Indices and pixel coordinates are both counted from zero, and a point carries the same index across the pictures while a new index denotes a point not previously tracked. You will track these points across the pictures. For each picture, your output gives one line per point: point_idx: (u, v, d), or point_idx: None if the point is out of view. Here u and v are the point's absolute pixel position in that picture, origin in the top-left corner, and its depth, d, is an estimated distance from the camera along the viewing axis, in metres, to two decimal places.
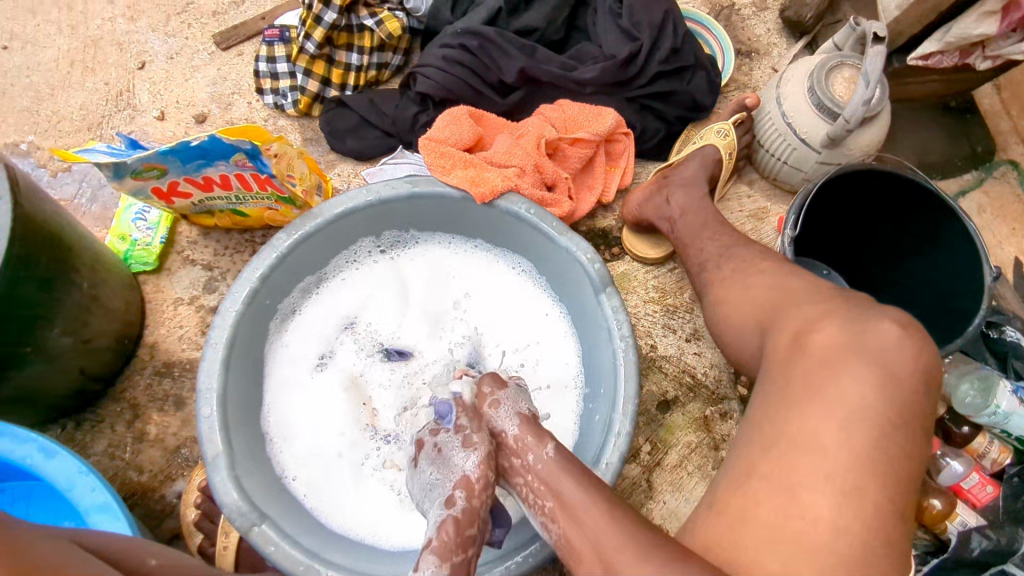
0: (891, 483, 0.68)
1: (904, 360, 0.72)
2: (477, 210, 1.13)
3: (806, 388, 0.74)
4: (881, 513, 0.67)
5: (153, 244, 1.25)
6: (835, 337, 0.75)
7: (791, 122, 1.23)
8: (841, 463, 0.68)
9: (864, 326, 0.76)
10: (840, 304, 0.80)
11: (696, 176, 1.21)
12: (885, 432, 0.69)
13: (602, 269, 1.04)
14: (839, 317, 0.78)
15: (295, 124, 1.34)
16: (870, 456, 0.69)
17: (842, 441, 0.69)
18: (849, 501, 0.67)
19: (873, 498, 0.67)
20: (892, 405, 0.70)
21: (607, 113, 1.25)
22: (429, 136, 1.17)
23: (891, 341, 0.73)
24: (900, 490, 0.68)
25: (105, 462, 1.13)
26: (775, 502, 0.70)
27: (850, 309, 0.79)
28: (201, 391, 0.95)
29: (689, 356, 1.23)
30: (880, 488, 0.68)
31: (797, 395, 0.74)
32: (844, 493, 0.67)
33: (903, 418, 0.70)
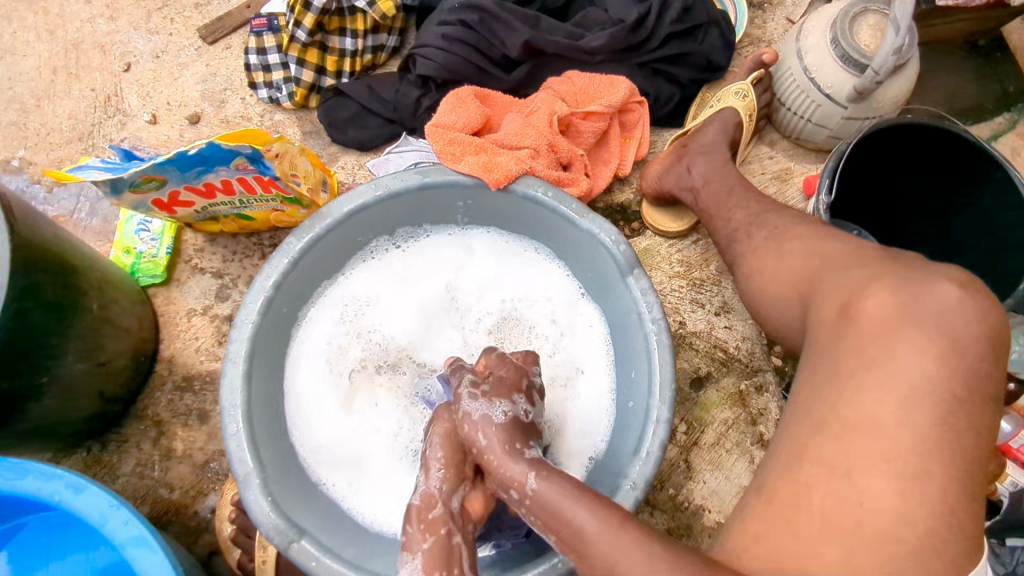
0: (955, 457, 0.61)
1: (969, 323, 0.64)
2: (492, 197, 1.08)
3: (856, 359, 0.67)
4: (948, 493, 0.61)
5: (159, 255, 1.21)
6: (885, 305, 0.68)
7: (813, 77, 1.16)
8: (903, 444, 0.62)
9: (915, 289, 0.68)
10: (885, 264, 0.74)
11: (716, 139, 1.14)
12: (953, 406, 0.62)
13: (628, 251, 1.00)
14: (892, 277, 0.71)
15: (293, 118, 1.29)
16: (943, 437, 0.61)
17: (901, 420, 0.62)
18: (913, 484, 0.61)
19: (938, 480, 0.61)
20: (956, 375, 0.63)
21: (619, 82, 1.19)
22: (436, 122, 1.12)
23: (949, 303, 0.65)
24: (968, 469, 0.62)
25: (135, 482, 1.12)
26: (828, 486, 0.63)
27: (894, 268, 0.72)
28: (225, 408, 0.92)
29: (720, 331, 1.19)
30: (947, 466, 0.61)
31: (843, 369, 0.67)
32: (907, 476, 0.61)
33: (974, 394, 0.63)
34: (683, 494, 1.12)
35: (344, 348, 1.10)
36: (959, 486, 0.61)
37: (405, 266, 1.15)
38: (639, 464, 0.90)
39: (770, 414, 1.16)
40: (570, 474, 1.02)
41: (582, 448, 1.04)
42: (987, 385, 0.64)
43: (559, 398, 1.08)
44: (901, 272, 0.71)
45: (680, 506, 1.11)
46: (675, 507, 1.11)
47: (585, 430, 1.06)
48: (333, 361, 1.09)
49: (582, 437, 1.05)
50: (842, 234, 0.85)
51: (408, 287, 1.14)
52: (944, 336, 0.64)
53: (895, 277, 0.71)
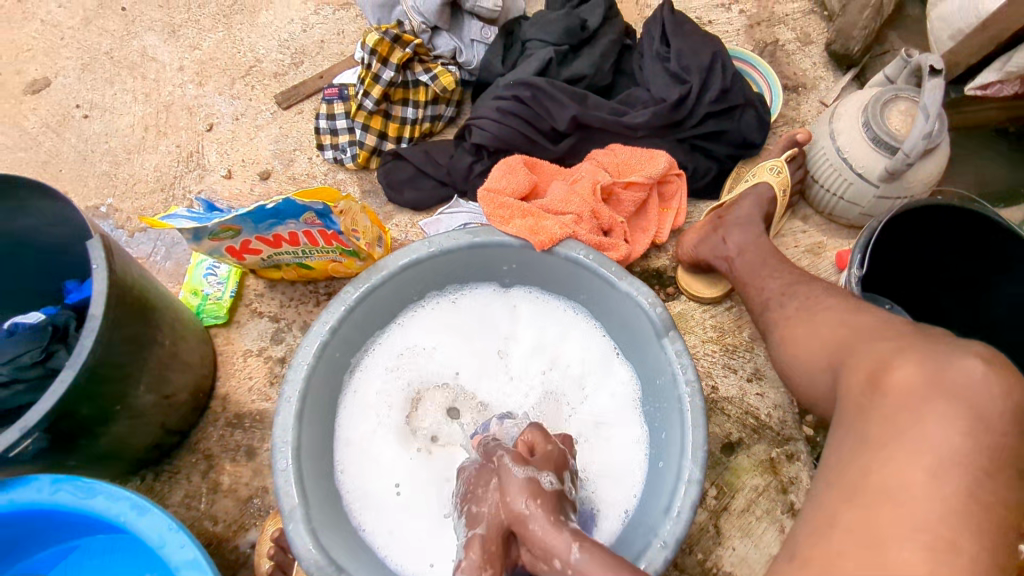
0: (984, 527, 0.62)
1: (993, 398, 0.66)
2: (536, 257, 1.15)
3: (887, 429, 0.69)
4: (979, 565, 0.61)
5: (223, 298, 1.30)
6: (912, 378, 0.71)
7: (846, 158, 1.22)
8: (927, 513, 0.63)
9: (942, 362, 0.71)
10: (917, 338, 0.77)
11: (751, 211, 1.20)
12: (988, 480, 0.63)
13: (664, 313, 1.05)
14: (926, 352, 0.74)
15: (354, 177, 1.40)
16: (975, 508, 0.62)
17: (933, 489, 0.63)
18: (943, 556, 0.61)
19: (968, 549, 0.61)
20: (982, 446, 0.64)
21: (659, 156, 1.27)
22: (488, 186, 1.20)
23: (975, 378, 0.68)
24: (995, 539, 0.62)
25: (182, 513, 1.17)
26: (859, 555, 0.64)
27: (929, 344, 0.75)
28: (276, 444, 0.98)
29: (752, 398, 1.22)
30: (983, 537, 0.62)
31: (876, 437, 0.70)
32: (935, 542, 0.62)
33: (1007, 467, 0.64)
34: (711, 560, 1.12)
35: (392, 395, 1.16)
36: (988, 556, 0.61)
37: (450, 318, 1.21)
38: (670, 523, 0.92)
39: (801, 483, 1.16)
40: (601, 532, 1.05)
41: (615, 508, 1.06)
42: (1014, 457, 0.65)
43: (589, 455, 1.12)
44: (933, 346, 0.74)
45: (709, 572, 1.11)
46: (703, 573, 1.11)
47: (616, 489, 1.08)
48: (378, 408, 1.15)
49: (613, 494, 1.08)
50: (873, 307, 0.88)
51: (452, 340, 1.20)
52: (968, 408, 0.66)
53: (918, 350, 0.74)
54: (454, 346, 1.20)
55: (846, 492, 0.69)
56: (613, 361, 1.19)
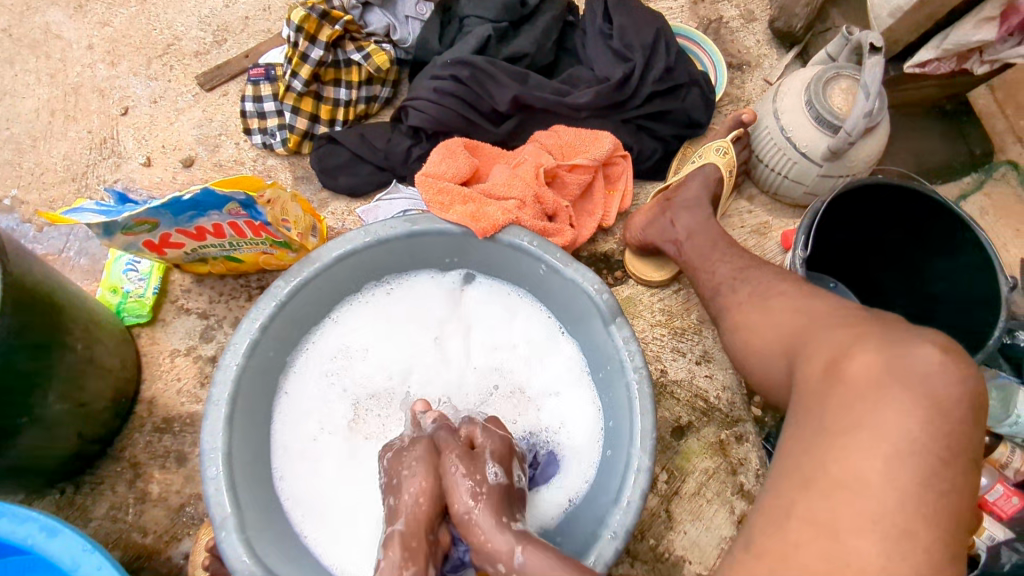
0: (941, 520, 0.61)
1: (949, 387, 0.65)
2: (478, 245, 1.10)
3: (843, 420, 0.67)
4: (933, 558, 0.61)
5: (146, 295, 1.21)
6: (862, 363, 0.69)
7: (790, 137, 1.21)
8: (887, 503, 0.62)
9: (900, 349, 0.69)
10: (864, 323, 0.76)
11: (699, 194, 1.17)
12: (936, 468, 0.62)
13: (610, 299, 1.02)
14: (874, 338, 0.72)
15: (285, 163, 1.32)
16: (919, 494, 0.62)
17: (889, 479, 0.62)
18: (897, 544, 0.61)
19: (920, 541, 0.61)
20: (943, 435, 0.63)
21: (604, 137, 1.22)
22: (426, 172, 1.14)
23: (935, 364, 0.67)
24: (947, 527, 0.62)
25: (108, 526, 1.08)
26: (817, 543, 0.63)
27: (877, 328, 0.74)
28: (204, 452, 0.92)
29: (701, 380, 1.21)
30: (927, 525, 0.61)
31: (835, 424, 0.68)
32: (890, 536, 0.61)
33: (955, 453, 0.63)
34: (663, 545, 1.11)
35: (329, 395, 1.10)
36: (941, 547, 0.61)
37: (386, 311, 1.16)
38: (620, 514, 0.90)
39: (750, 464, 1.16)
40: (548, 517, 1.02)
41: (565, 501, 1.04)
42: (963, 442, 0.64)
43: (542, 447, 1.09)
44: (879, 331, 0.73)
45: (661, 557, 1.10)
46: (656, 557, 1.10)
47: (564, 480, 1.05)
48: (313, 407, 1.09)
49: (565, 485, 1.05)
50: (823, 291, 0.87)
51: (389, 333, 1.15)
52: (925, 399, 0.65)
53: (871, 337, 0.73)
54: (394, 339, 1.15)
55: (798, 486, 0.67)
56: (560, 346, 1.15)
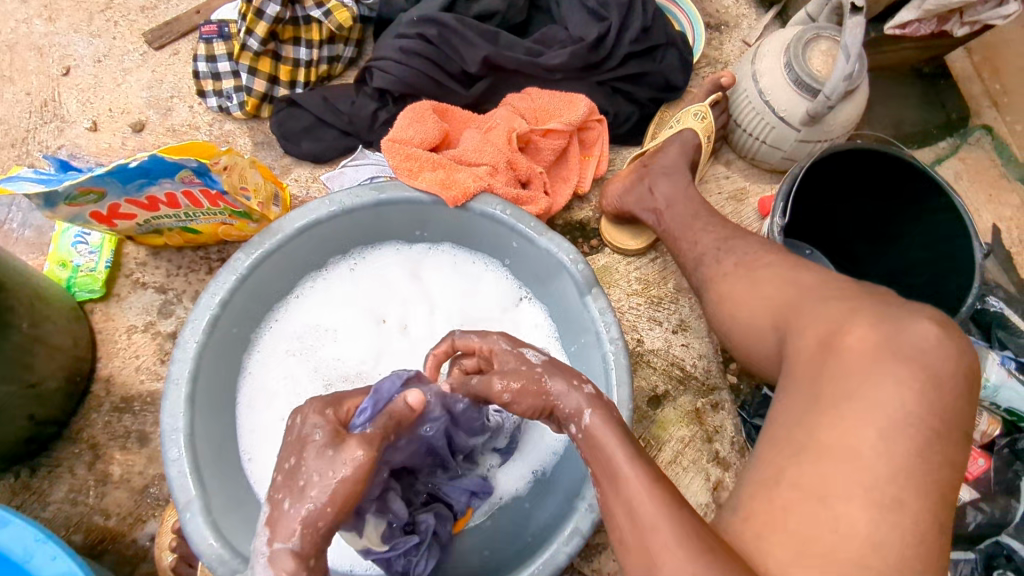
0: (928, 489, 0.61)
1: (927, 353, 0.65)
2: (449, 214, 1.06)
3: (839, 387, 0.66)
4: (920, 526, 0.60)
5: (98, 269, 1.14)
6: (867, 340, 0.68)
7: (768, 100, 1.18)
8: (879, 472, 0.61)
9: (896, 323, 0.68)
10: (853, 295, 0.74)
11: (677, 162, 1.14)
12: (930, 440, 0.62)
13: (586, 269, 1.00)
14: (869, 312, 0.71)
15: (243, 128, 1.25)
16: (911, 466, 0.61)
17: (882, 451, 0.62)
18: (885, 513, 0.60)
19: (912, 512, 0.60)
20: (933, 410, 0.63)
21: (579, 100, 1.17)
22: (392, 137, 1.08)
23: (930, 342, 0.66)
24: (937, 499, 0.61)
25: (67, 509, 1.03)
26: (803, 509, 0.63)
27: (866, 303, 0.72)
28: (165, 432, 0.88)
29: (677, 349, 1.20)
30: (919, 497, 0.61)
31: (829, 396, 0.66)
32: (881, 504, 0.60)
33: (945, 424, 0.62)
34: None
35: (296, 373, 1.06)
36: (929, 516, 0.61)
37: (354, 286, 1.12)
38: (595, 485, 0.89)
39: (725, 431, 1.16)
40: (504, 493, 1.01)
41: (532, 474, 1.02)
42: (955, 418, 0.63)
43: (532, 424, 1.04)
44: (877, 306, 0.72)
45: None
46: None
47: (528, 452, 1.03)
48: (280, 387, 1.05)
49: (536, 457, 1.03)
50: (809, 261, 0.84)
51: (357, 308, 1.11)
52: (923, 370, 0.64)
53: (864, 309, 0.71)
54: (361, 316, 1.11)
55: (789, 453, 0.66)
56: (532, 319, 1.13)
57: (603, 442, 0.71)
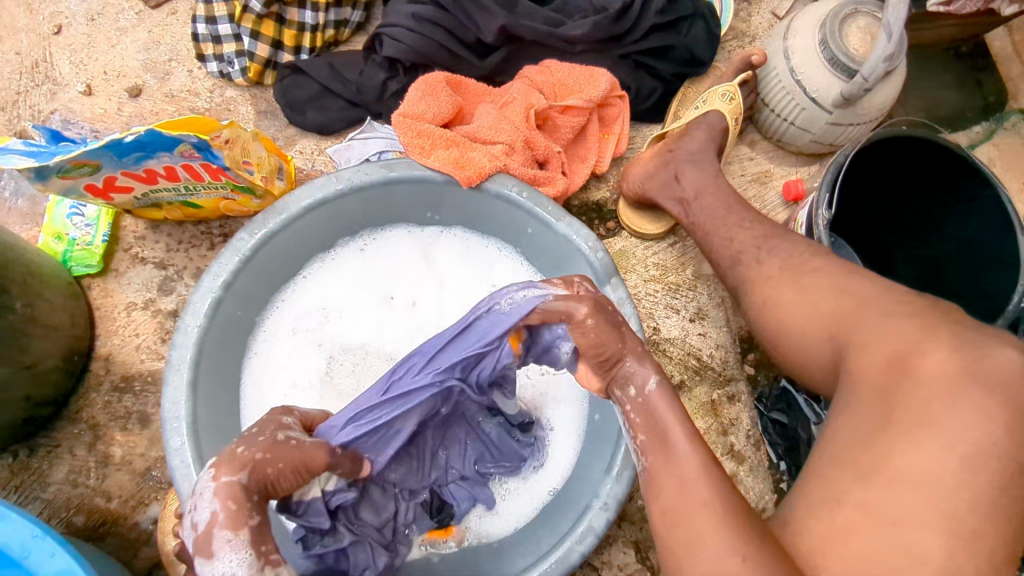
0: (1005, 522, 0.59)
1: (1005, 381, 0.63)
2: (463, 195, 1.02)
3: (912, 410, 0.64)
4: (995, 559, 0.58)
5: (94, 243, 1.09)
6: (946, 363, 0.65)
7: (800, 79, 1.12)
8: (956, 502, 0.59)
9: (976, 350, 0.66)
10: (924, 312, 0.71)
11: (703, 147, 1.11)
12: (1012, 473, 0.60)
13: (605, 258, 0.96)
14: (950, 333, 0.68)
15: (246, 95, 1.19)
16: (990, 498, 0.59)
17: (965, 480, 0.59)
18: (963, 544, 0.58)
19: (988, 544, 0.58)
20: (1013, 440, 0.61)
21: (600, 75, 1.10)
22: (404, 112, 1.03)
23: (1015, 372, 0.64)
24: (1008, 529, 0.59)
25: (67, 491, 1.01)
26: (873, 530, 0.60)
27: (942, 321, 0.69)
28: (167, 420, 0.86)
29: (694, 338, 1.17)
30: (995, 529, 0.59)
31: (898, 416, 0.64)
32: (956, 533, 0.58)
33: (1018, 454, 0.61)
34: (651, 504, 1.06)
35: (303, 354, 1.03)
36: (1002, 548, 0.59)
37: (365, 265, 1.07)
38: (612, 484, 0.89)
39: (740, 424, 1.14)
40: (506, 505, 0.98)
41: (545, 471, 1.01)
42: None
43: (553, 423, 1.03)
44: (955, 326, 0.69)
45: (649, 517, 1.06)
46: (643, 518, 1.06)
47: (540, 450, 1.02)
48: (286, 367, 1.02)
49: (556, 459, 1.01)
50: (852, 263, 0.80)
51: (367, 288, 1.07)
52: (1005, 401, 0.62)
53: (932, 322, 0.69)
54: (367, 294, 1.06)
55: (854, 474, 0.64)
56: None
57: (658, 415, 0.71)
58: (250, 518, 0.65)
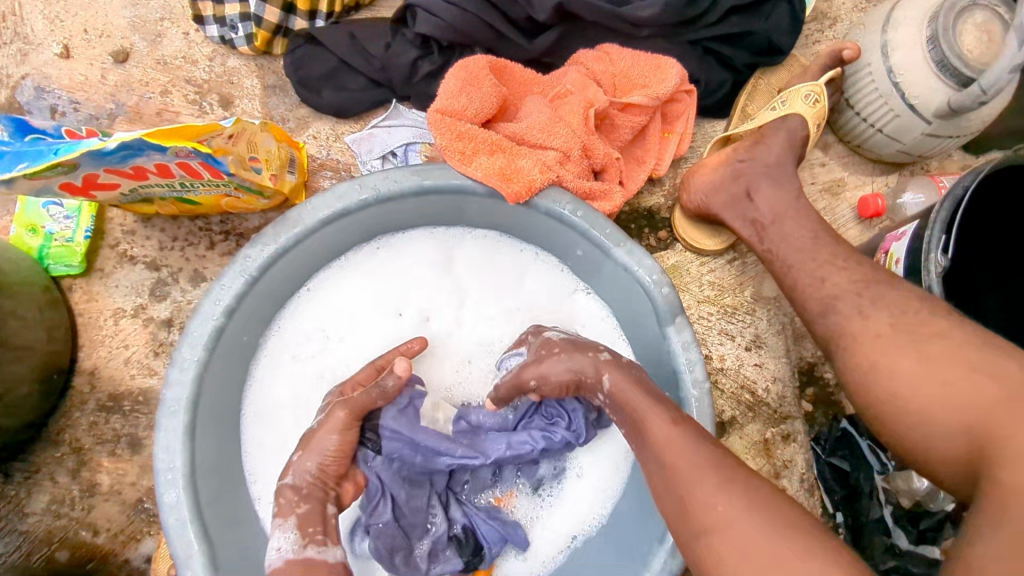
0: None
1: None
2: (505, 208, 0.87)
3: None
4: None
5: (75, 240, 0.95)
6: None
7: (899, 82, 0.96)
8: None
9: None
10: None
11: (781, 157, 0.97)
12: None
13: (671, 294, 0.83)
14: None
15: (251, 66, 1.02)
16: None
17: None
18: None
19: None
20: None
21: (669, 66, 0.94)
22: (440, 106, 0.87)
23: None
24: None
25: (50, 522, 0.91)
26: None
27: None
28: (159, 471, 0.74)
29: (750, 369, 1.06)
30: None
31: None
32: None
33: None
34: None
35: (305, 381, 0.90)
36: None
37: (375, 278, 0.94)
38: (664, 555, 0.78)
39: (795, 467, 1.04)
40: (540, 545, 0.91)
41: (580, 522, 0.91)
42: None
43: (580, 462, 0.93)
44: None
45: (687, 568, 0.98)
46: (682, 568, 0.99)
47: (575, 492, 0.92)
48: (287, 398, 0.89)
49: (586, 503, 0.91)
50: (985, 335, 0.68)
51: (377, 304, 0.94)
52: None
53: None
54: (377, 310, 0.94)
55: None
56: (583, 318, 0.96)
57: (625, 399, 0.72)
58: (300, 506, 0.71)
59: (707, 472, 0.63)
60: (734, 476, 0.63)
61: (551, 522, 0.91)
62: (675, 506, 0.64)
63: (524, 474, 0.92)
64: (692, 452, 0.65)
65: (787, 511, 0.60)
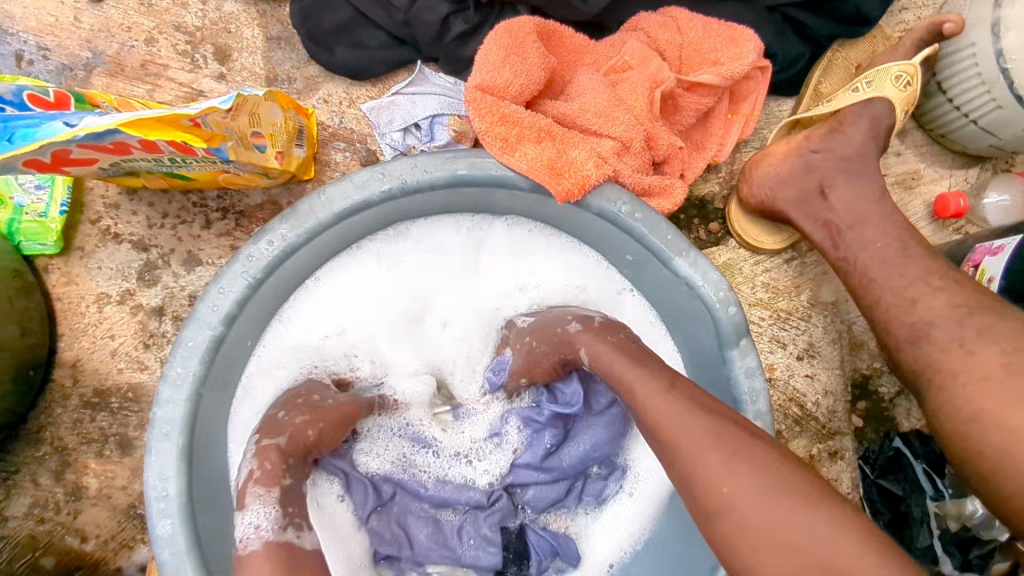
0: None
1: None
2: (549, 202, 0.75)
3: None
4: None
5: (49, 214, 0.83)
6: None
7: (1008, 67, 0.81)
8: None
9: None
10: None
11: (863, 148, 0.83)
12: None
13: (738, 315, 0.71)
14: None
15: (251, 12, 0.87)
16: None
17: None
18: None
19: None
20: None
21: (745, 38, 0.80)
22: (478, 81, 0.74)
23: None
24: None
25: (32, 528, 0.83)
26: None
27: None
28: (150, 500, 0.64)
29: (800, 381, 0.96)
30: None
31: None
32: None
33: None
34: None
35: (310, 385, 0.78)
36: None
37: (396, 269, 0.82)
38: None
39: (839, 485, 0.96)
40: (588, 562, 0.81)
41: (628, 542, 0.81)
42: None
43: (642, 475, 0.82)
44: None
45: None
46: None
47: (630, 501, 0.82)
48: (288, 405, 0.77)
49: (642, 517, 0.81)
50: None
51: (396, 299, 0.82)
52: None
53: None
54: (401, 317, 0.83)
55: None
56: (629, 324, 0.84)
57: (610, 369, 0.61)
58: None
59: (710, 440, 0.50)
60: (741, 445, 0.49)
61: (605, 541, 0.82)
62: (682, 481, 0.51)
63: (589, 495, 0.82)
64: (693, 420, 0.52)
65: (802, 478, 0.47)
